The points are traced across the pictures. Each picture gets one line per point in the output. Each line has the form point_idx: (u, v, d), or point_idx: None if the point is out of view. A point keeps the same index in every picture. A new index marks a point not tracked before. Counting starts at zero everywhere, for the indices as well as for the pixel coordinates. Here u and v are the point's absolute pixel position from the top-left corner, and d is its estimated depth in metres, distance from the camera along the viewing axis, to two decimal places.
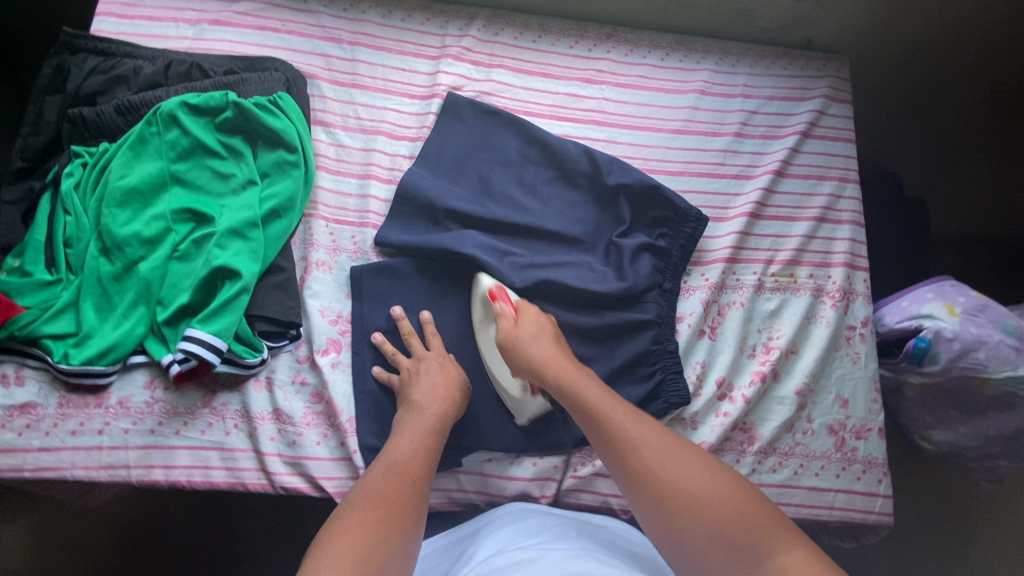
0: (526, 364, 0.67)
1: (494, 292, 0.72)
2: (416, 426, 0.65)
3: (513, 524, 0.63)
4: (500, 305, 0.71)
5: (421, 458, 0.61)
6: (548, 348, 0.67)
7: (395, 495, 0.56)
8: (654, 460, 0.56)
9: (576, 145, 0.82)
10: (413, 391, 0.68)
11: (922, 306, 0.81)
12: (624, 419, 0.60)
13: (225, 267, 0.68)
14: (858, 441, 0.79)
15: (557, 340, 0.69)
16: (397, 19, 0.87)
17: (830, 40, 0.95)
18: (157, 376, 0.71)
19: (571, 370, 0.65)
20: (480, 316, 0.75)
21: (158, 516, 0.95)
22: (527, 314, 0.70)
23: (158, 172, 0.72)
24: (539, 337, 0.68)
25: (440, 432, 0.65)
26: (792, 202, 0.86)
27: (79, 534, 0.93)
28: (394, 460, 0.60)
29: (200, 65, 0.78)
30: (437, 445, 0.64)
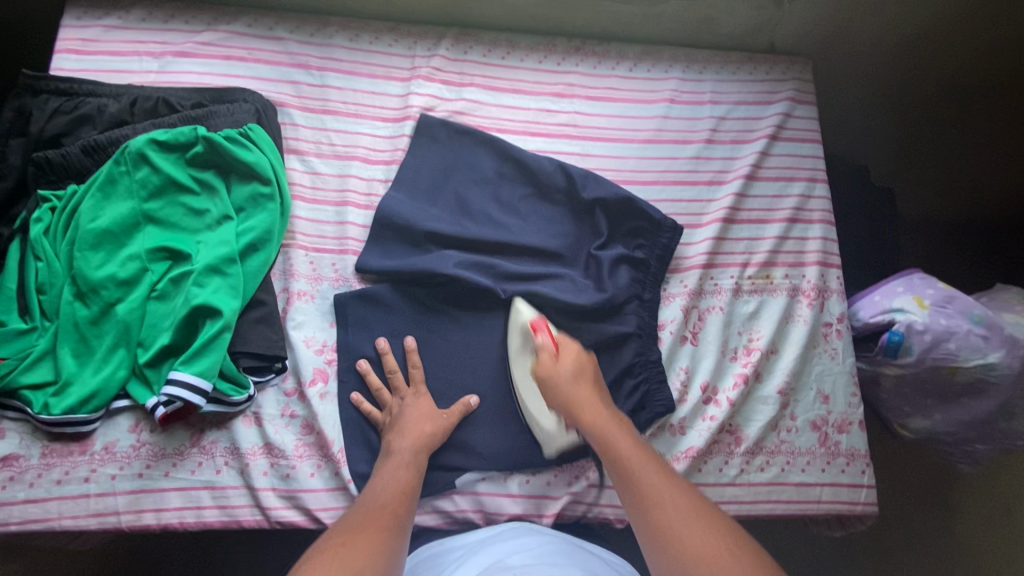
0: (562, 397, 0.68)
1: (535, 323, 0.73)
2: (393, 462, 0.66)
3: (503, 548, 0.63)
4: (541, 338, 0.72)
5: (397, 493, 0.61)
6: (585, 390, 0.68)
7: (370, 519, 0.55)
8: (674, 513, 0.54)
9: (549, 160, 0.83)
10: (393, 429, 0.70)
11: (893, 300, 0.83)
12: (648, 467, 0.59)
13: (205, 305, 0.67)
14: (841, 435, 0.81)
15: (594, 384, 0.70)
16: (365, 42, 0.87)
17: (793, 43, 0.97)
18: (142, 419, 0.70)
19: (603, 415, 0.66)
20: (517, 345, 0.75)
21: (146, 558, 0.93)
22: (568, 352, 0.71)
23: (130, 212, 0.71)
24: (579, 379, 0.69)
25: (418, 466, 0.66)
26: (765, 204, 0.88)
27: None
28: (372, 495, 0.60)
29: (167, 100, 0.77)
30: (416, 482, 0.64)
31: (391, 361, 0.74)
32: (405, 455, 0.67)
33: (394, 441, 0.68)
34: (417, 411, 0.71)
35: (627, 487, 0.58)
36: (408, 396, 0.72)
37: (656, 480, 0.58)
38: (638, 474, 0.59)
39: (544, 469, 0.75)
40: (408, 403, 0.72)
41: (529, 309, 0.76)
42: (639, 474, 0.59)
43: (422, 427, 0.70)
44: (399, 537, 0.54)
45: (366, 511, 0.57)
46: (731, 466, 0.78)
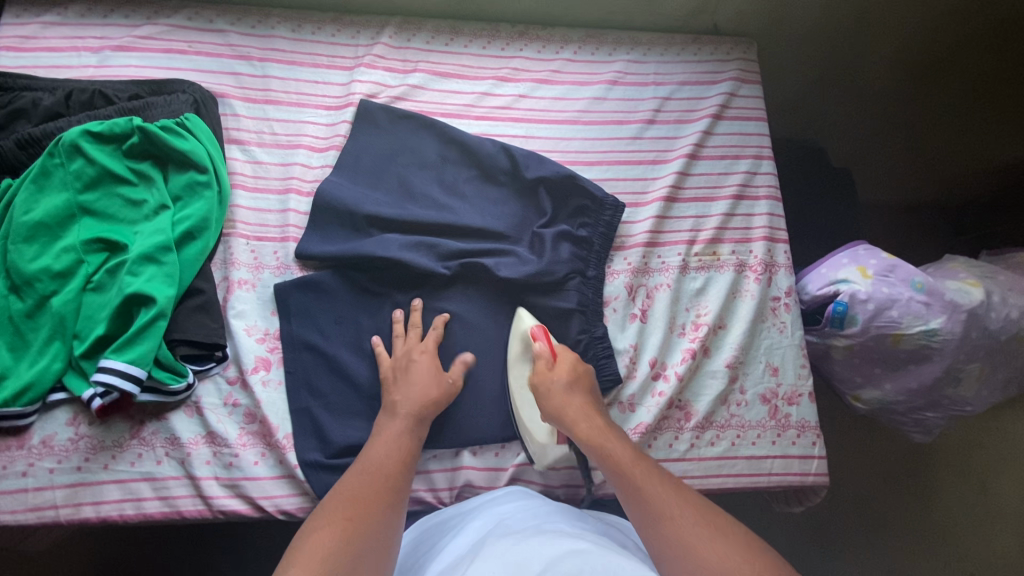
0: (554, 409, 0.68)
1: (534, 331, 0.74)
2: (393, 427, 0.66)
3: (497, 515, 0.64)
4: (540, 346, 0.73)
5: (395, 459, 0.62)
6: (579, 401, 0.68)
7: (368, 492, 0.57)
8: (687, 530, 0.53)
9: (492, 142, 0.84)
10: (396, 390, 0.69)
11: (838, 271, 0.84)
12: (653, 484, 0.58)
13: (138, 293, 0.67)
14: (791, 407, 0.81)
15: (586, 393, 0.70)
16: (307, 33, 0.87)
17: (736, 24, 0.98)
18: (80, 412, 0.70)
19: (599, 429, 0.65)
20: (518, 351, 0.76)
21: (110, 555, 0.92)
22: (564, 360, 0.72)
23: (64, 204, 0.71)
24: (571, 389, 0.69)
25: (419, 430, 0.67)
26: (709, 181, 0.89)
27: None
28: (369, 460, 0.62)
29: (103, 92, 0.77)
30: (413, 445, 0.65)
31: (399, 327, 0.75)
32: (408, 416, 0.67)
33: (398, 402, 0.68)
34: (423, 369, 0.71)
35: (635, 504, 0.58)
36: (415, 355, 0.72)
37: (662, 497, 0.57)
38: (642, 490, 0.58)
39: (492, 443, 0.75)
40: (414, 360, 0.71)
41: (530, 317, 0.77)
42: (645, 489, 0.58)
43: (428, 386, 0.69)
44: (393, 511, 0.57)
45: (362, 480, 0.59)
46: (681, 442, 0.78)
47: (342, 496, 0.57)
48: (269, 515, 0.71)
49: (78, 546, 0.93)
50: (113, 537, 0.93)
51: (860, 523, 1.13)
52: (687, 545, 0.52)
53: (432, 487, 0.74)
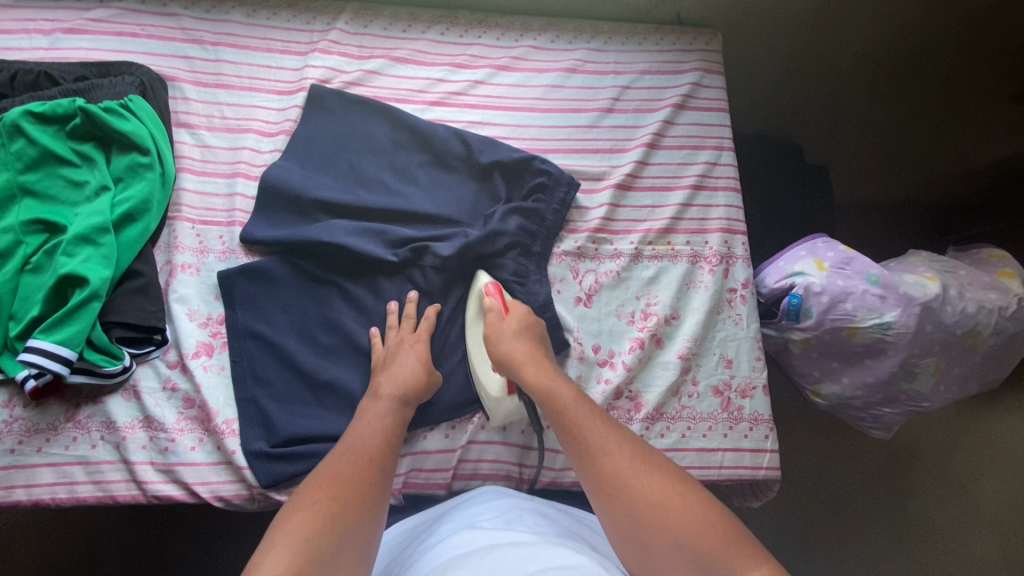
0: (501, 356, 0.69)
1: (489, 286, 0.75)
2: (378, 408, 0.65)
3: (475, 515, 0.64)
4: (489, 300, 0.73)
5: (382, 444, 0.61)
6: (526, 346, 0.69)
7: (356, 473, 0.56)
8: (621, 464, 0.54)
9: (445, 128, 0.83)
10: (382, 373, 0.69)
11: (795, 264, 0.83)
12: (589, 416, 0.60)
13: (72, 274, 0.66)
14: (744, 400, 0.79)
15: (536, 343, 0.71)
16: (262, 18, 0.87)
17: (700, 14, 0.97)
18: (16, 393, 0.69)
19: (544, 371, 0.66)
20: (474, 311, 0.76)
21: (80, 528, 0.92)
22: (516, 313, 0.72)
23: (5, 184, 0.70)
24: (519, 336, 0.70)
25: (403, 413, 0.66)
26: (667, 172, 0.87)
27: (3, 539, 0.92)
28: (358, 442, 0.60)
29: (48, 74, 0.77)
30: (398, 428, 0.64)
31: (393, 318, 0.74)
32: (391, 398, 0.66)
33: (382, 385, 0.67)
34: (411, 355, 0.70)
35: (571, 439, 0.59)
36: (405, 341, 0.72)
37: (595, 427, 0.58)
38: (578, 421, 0.59)
39: (440, 424, 0.74)
40: (404, 346, 0.71)
41: (487, 275, 0.77)
42: (586, 429, 0.58)
43: (413, 369, 0.69)
44: (380, 494, 0.56)
45: (349, 460, 0.57)
46: (630, 432, 0.76)
47: (325, 476, 0.55)
48: (205, 502, 0.70)
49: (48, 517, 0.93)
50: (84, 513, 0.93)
51: (837, 525, 1.08)
52: (611, 471, 0.54)
53: None
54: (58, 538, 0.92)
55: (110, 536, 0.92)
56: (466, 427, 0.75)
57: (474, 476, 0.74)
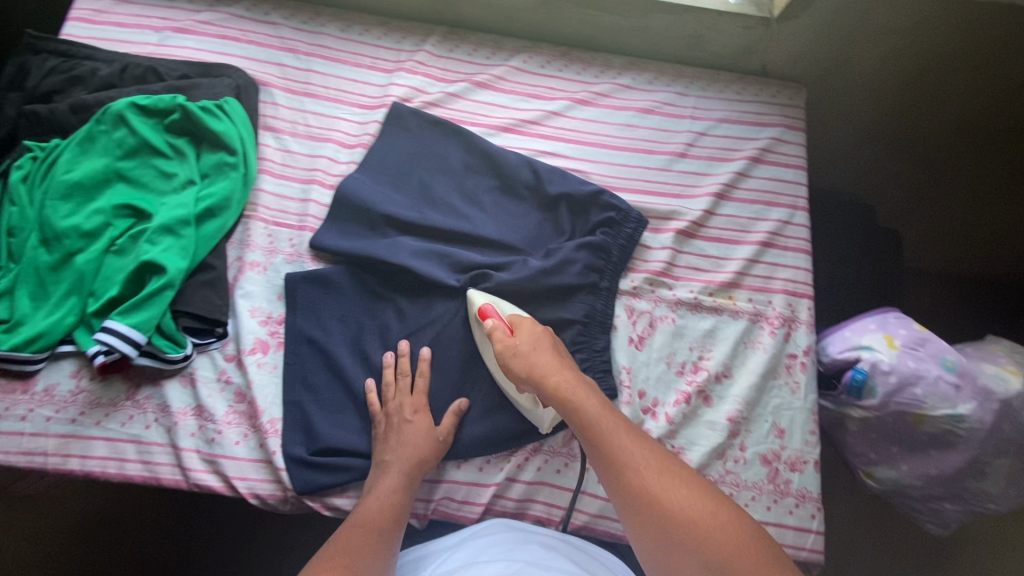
0: (525, 373, 0.65)
1: (485, 310, 0.72)
2: (386, 474, 0.67)
3: (489, 548, 0.63)
4: (489, 321, 0.70)
5: (385, 508, 0.64)
6: (549, 358, 0.66)
7: (361, 553, 0.58)
8: (659, 488, 0.56)
9: (517, 156, 0.84)
10: (386, 447, 0.69)
11: (862, 336, 0.78)
12: (621, 430, 0.61)
13: (152, 262, 0.70)
14: (793, 473, 0.75)
15: (555, 353, 0.67)
16: (355, 33, 0.90)
17: (787, 67, 0.94)
18: (84, 366, 0.73)
19: (569, 379, 0.65)
20: (478, 333, 0.75)
21: (102, 508, 0.97)
22: (524, 327, 0.69)
23: (102, 169, 0.75)
24: (539, 349, 0.66)
25: (409, 486, 0.67)
26: (736, 225, 0.85)
27: (31, 512, 0.97)
28: (364, 510, 0.64)
29: (155, 69, 0.82)
30: (406, 501, 0.66)
31: (389, 372, 0.74)
32: (398, 472, 0.67)
33: (386, 458, 0.68)
34: (415, 426, 0.70)
35: (602, 457, 0.59)
36: (404, 407, 0.72)
37: (629, 443, 0.59)
38: (611, 438, 0.60)
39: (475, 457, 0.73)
40: (405, 417, 0.71)
41: (481, 295, 0.74)
42: (617, 445, 0.59)
43: (416, 442, 0.69)
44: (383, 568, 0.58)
45: (355, 540, 0.60)
46: None
47: (331, 554, 0.58)
48: (241, 497, 0.71)
49: (76, 495, 0.98)
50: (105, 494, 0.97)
51: None
52: (645, 485, 0.56)
53: None
54: (81, 518, 0.96)
55: (128, 518, 0.96)
56: (501, 461, 0.74)
57: (504, 508, 0.73)
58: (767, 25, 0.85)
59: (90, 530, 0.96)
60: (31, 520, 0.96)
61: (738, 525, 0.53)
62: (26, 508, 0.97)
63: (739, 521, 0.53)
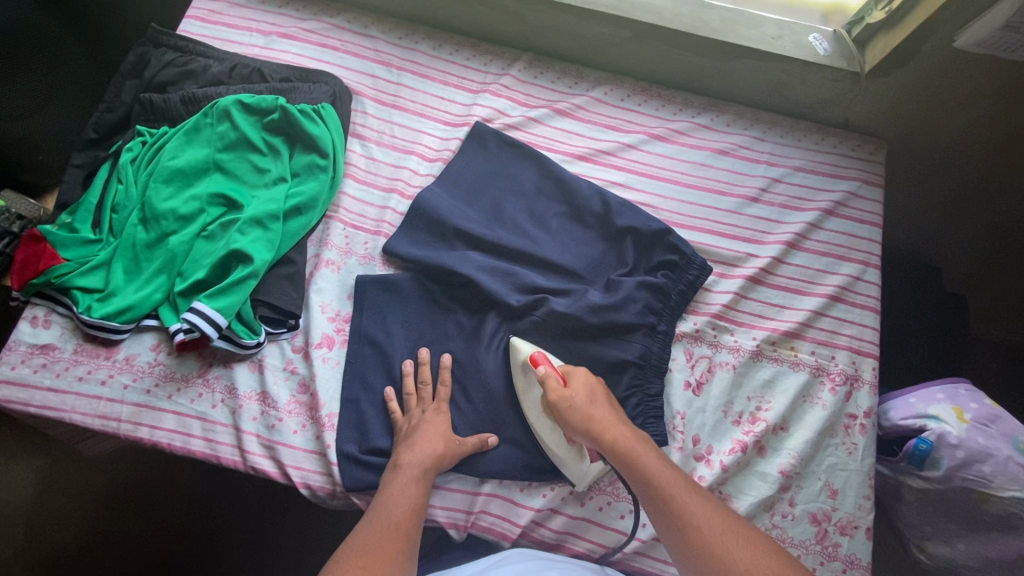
0: (581, 426, 0.66)
1: (534, 359, 0.72)
2: (401, 477, 0.66)
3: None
4: (542, 369, 0.70)
5: (405, 513, 0.62)
6: (605, 412, 0.67)
7: (385, 548, 0.57)
8: (722, 544, 0.56)
9: (589, 184, 0.86)
10: (404, 444, 0.70)
11: (929, 406, 0.76)
12: (679, 485, 0.61)
13: (241, 251, 0.74)
14: (843, 538, 0.73)
15: (608, 403, 0.69)
16: (445, 53, 0.95)
17: (870, 122, 0.93)
18: (164, 340, 0.77)
19: (628, 435, 0.65)
20: (522, 383, 0.75)
21: (156, 476, 1.04)
22: (577, 376, 0.70)
23: (203, 158, 0.80)
24: (595, 401, 0.67)
25: (425, 482, 0.67)
26: (804, 275, 0.84)
27: (89, 473, 1.05)
28: (384, 514, 0.62)
29: (261, 71, 0.87)
30: (423, 497, 0.65)
31: (411, 382, 0.75)
32: (413, 467, 0.67)
33: (402, 455, 0.68)
34: (433, 426, 0.71)
35: (665, 513, 0.59)
36: (426, 415, 0.73)
37: (689, 498, 0.60)
38: (676, 496, 0.60)
39: (518, 479, 0.74)
40: (424, 420, 0.72)
41: (527, 346, 0.76)
42: (677, 499, 0.60)
43: (433, 440, 0.70)
44: (406, 565, 0.57)
45: (379, 534, 0.59)
46: None
47: (354, 550, 0.57)
48: (292, 485, 0.73)
49: (132, 462, 1.05)
50: (158, 463, 1.05)
51: None
52: (714, 546, 0.56)
53: (449, 508, 0.73)
54: (133, 484, 1.04)
55: (174, 490, 1.03)
56: (542, 487, 0.75)
57: (544, 535, 0.73)
58: (855, 79, 0.85)
59: (138, 497, 1.03)
60: (89, 480, 1.04)
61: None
62: (86, 469, 1.05)
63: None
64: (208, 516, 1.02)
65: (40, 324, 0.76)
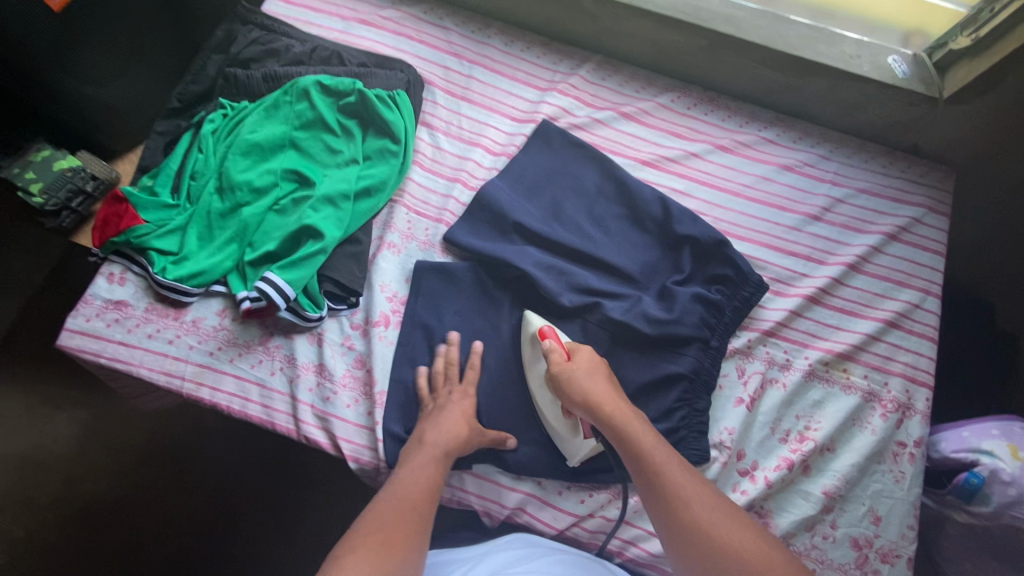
0: (580, 398, 0.66)
1: (544, 332, 0.73)
2: (423, 455, 0.66)
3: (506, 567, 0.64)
4: (547, 342, 0.72)
5: (424, 489, 0.62)
6: (603, 385, 0.68)
7: (402, 518, 0.58)
8: (704, 517, 0.56)
9: (651, 190, 0.86)
10: (428, 423, 0.70)
11: (983, 440, 0.75)
12: (669, 459, 0.61)
13: (313, 227, 0.76)
14: (883, 566, 0.72)
15: (610, 378, 0.69)
16: (516, 49, 0.97)
17: (941, 149, 0.91)
18: (229, 306, 0.79)
19: (623, 410, 0.65)
20: (529, 354, 0.76)
21: (197, 437, 1.08)
22: (582, 352, 0.71)
23: (280, 135, 0.83)
24: (596, 376, 0.68)
25: (446, 460, 0.67)
26: (862, 298, 0.83)
27: (127, 430, 1.08)
28: (403, 487, 0.62)
29: (340, 54, 0.90)
30: (442, 475, 0.65)
31: (441, 362, 0.77)
32: (436, 448, 0.67)
33: (426, 433, 0.69)
34: (457, 410, 0.72)
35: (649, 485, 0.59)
36: (452, 397, 0.73)
37: (679, 473, 0.59)
38: (664, 470, 0.59)
39: (559, 476, 0.74)
40: (450, 403, 0.72)
41: (536, 318, 0.77)
42: (663, 473, 0.59)
43: (457, 422, 0.70)
44: (422, 537, 0.57)
45: (396, 506, 0.59)
46: None
47: (371, 517, 0.57)
48: (341, 458, 0.75)
49: (171, 423, 1.09)
50: (197, 425, 1.08)
51: None
52: (697, 520, 0.56)
53: (489, 498, 0.74)
54: (170, 446, 1.07)
55: (209, 455, 1.07)
56: (581, 491, 0.75)
57: (577, 534, 0.74)
58: (932, 104, 0.84)
59: (174, 459, 1.07)
60: (127, 437, 1.08)
61: (780, 557, 0.53)
62: (126, 425, 1.08)
63: (782, 554, 0.54)
64: (240, 482, 1.06)
65: (116, 281, 0.79)
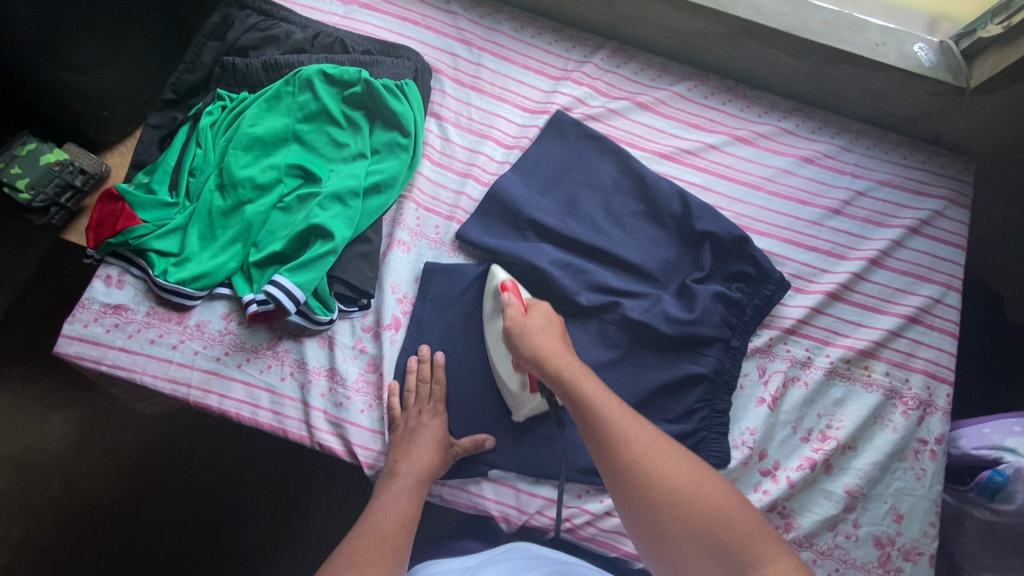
0: (530, 350, 0.62)
1: (505, 284, 0.72)
2: (396, 487, 0.65)
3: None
4: (507, 295, 0.70)
5: (397, 524, 0.61)
6: (552, 339, 0.63)
7: (372, 559, 0.55)
8: (653, 467, 0.53)
9: (670, 184, 0.83)
10: (400, 449, 0.68)
11: (1005, 437, 0.74)
12: (617, 410, 0.57)
13: (322, 226, 0.73)
14: (905, 564, 0.72)
15: (563, 333, 0.66)
16: (527, 36, 0.93)
17: (962, 140, 0.89)
18: (235, 309, 0.76)
19: (571, 360, 0.61)
20: (490, 308, 0.75)
21: (199, 438, 1.05)
22: (538, 308, 0.68)
23: (283, 128, 0.79)
24: (548, 329, 0.64)
25: (420, 490, 0.65)
26: (883, 294, 0.82)
27: (125, 430, 1.05)
28: (376, 526, 0.60)
29: (343, 41, 0.85)
30: (416, 508, 0.64)
31: (412, 378, 0.73)
32: (411, 477, 0.66)
33: (399, 462, 0.67)
34: (431, 432, 0.69)
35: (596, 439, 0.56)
36: (424, 416, 0.70)
37: (628, 422, 0.56)
38: (610, 421, 0.56)
39: (580, 480, 0.73)
40: (423, 423, 0.70)
41: (501, 271, 0.75)
42: (610, 424, 0.55)
43: (432, 449, 0.68)
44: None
45: (368, 548, 0.57)
46: None
47: (338, 564, 0.55)
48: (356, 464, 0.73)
49: (171, 423, 1.06)
50: (199, 425, 1.06)
51: None
52: (645, 472, 0.53)
53: (506, 503, 0.73)
54: (170, 447, 1.05)
55: (211, 456, 1.04)
56: (600, 495, 0.73)
57: (597, 538, 0.72)
58: (958, 94, 0.81)
59: (175, 459, 1.04)
60: (126, 437, 1.05)
61: (733, 506, 0.51)
62: (124, 426, 1.05)
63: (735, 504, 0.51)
64: (242, 481, 1.03)
65: (114, 284, 0.76)
